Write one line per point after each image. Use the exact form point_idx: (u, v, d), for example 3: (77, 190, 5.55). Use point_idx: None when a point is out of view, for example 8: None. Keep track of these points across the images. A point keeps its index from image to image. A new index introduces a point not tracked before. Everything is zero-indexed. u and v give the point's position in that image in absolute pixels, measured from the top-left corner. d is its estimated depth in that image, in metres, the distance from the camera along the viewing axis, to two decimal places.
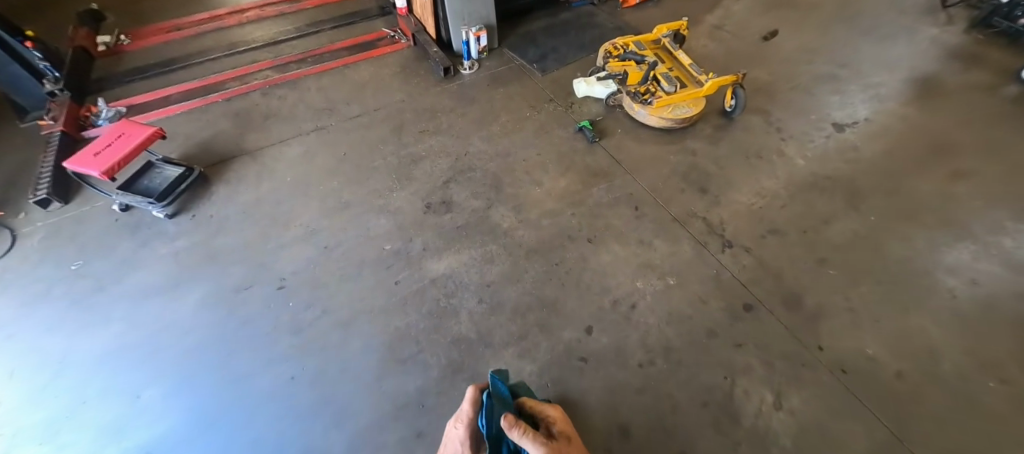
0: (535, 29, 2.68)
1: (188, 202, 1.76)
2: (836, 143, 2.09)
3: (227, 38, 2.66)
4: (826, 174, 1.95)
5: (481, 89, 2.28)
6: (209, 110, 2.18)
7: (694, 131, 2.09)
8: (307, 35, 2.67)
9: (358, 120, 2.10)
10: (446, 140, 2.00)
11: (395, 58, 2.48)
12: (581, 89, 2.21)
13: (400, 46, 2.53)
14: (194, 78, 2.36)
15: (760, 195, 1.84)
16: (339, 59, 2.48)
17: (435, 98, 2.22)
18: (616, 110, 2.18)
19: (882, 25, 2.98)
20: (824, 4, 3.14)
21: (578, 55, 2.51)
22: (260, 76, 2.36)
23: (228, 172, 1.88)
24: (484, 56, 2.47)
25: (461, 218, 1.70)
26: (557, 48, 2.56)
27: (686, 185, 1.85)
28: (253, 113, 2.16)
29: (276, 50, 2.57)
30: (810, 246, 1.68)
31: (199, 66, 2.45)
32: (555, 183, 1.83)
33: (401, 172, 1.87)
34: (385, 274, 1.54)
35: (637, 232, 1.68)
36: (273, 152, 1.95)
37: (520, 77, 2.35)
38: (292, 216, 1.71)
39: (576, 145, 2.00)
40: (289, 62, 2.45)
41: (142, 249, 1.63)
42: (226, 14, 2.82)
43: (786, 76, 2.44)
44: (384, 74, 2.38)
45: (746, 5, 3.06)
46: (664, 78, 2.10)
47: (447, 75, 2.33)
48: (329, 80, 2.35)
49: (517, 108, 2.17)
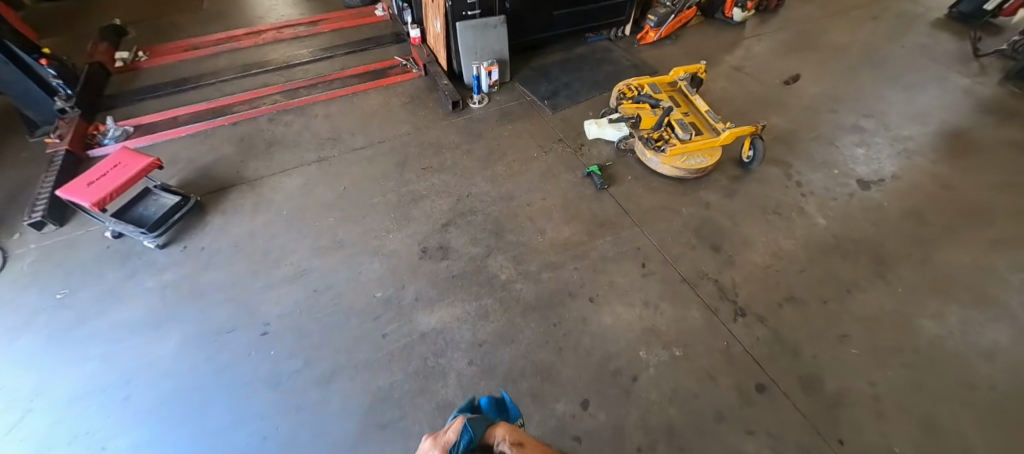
0: (549, 64, 2.63)
1: (181, 232, 1.71)
2: (861, 201, 1.97)
3: (242, 59, 2.67)
4: (849, 236, 1.83)
5: (489, 124, 2.22)
6: (214, 133, 2.16)
7: (709, 182, 1.99)
8: (319, 60, 2.67)
9: (361, 152, 2.05)
10: (450, 178, 1.94)
11: (404, 87, 2.45)
12: (591, 131, 2.12)
13: (411, 76, 2.50)
14: (204, 99, 2.36)
15: (777, 256, 1.72)
16: (348, 86, 2.45)
17: (442, 132, 2.17)
18: (628, 154, 2.10)
19: (911, 73, 2.86)
20: (849, 48, 3.04)
21: (592, 93, 2.44)
22: (269, 101, 2.34)
23: (224, 201, 1.83)
24: (495, 90, 2.42)
25: (458, 266, 1.62)
26: (570, 84, 2.50)
27: (697, 241, 1.75)
28: (257, 139, 2.12)
29: (287, 73, 2.56)
30: (830, 319, 1.56)
31: (211, 87, 2.44)
32: (559, 232, 1.75)
33: (399, 211, 1.80)
34: (373, 325, 1.46)
35: (643, 292, 1.58)
36: (272, 182, 1.91)
37: (530, 114, 2.29)
38: (284, 254, 1.65)
39: (584, 190, 1.92)
40: (299, 87, 2.43)
41: (128, 282, 1.57)
42: (243, 35, 2.85)
43: (809, 125, 2.34)
44: (392, 104, 2.35)
45: (768, 46, 2.97)
46: (678, 124, 2.02)
47: (456, 108, 2.28)
48: (337, 108, 2.32)
49: (525, 147, 2.10)
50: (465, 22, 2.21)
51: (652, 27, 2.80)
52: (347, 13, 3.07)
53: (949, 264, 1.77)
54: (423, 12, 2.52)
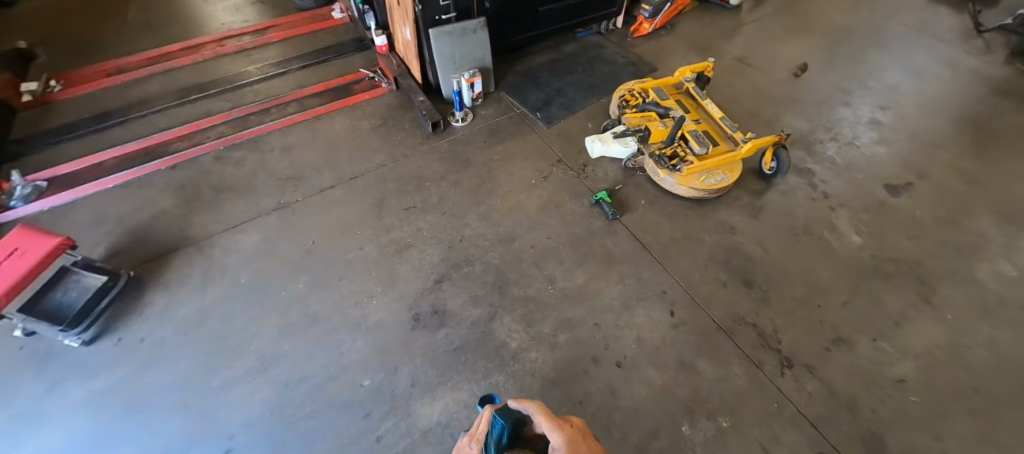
0: (536, 67, 2.34)
1: (114, 320, 1.40)
2: (893, 211, 1.79)
3: (178, 80, 2.28)
4: (887, 255, 1.65)
5: (477, 146, 1.93)
6: (151, 181, 1.81)
7: (730, 201, 1.77)
8: (271, 77, 2.30)
9: (330, 194, 1.75)
10: (438, 219, 1.66)
11: (374, 106, 2.13)
12: (594, 149, 1.85)
13: (380, 92, 2.17)
14: (136, 136, 1.99)
15: (816, 288, 1.53)
16: (308, 109, 2.11)
17: (423, 160, 1.87)
18: (637, 172, 1.86)
19: (918, 55, 2.68)
20: (852, 29, 2.83)
21: (588, 99, 2.17)
22: (214, 134, 2.00)
23: (167, 272, 1.52)
24: (479, 104, 2.12)
25: (459, 335, 1.37)
26: (563, 90, 2.22)
27: (728, 276, 1.54)
28: (203, 185, 1.79)
29: (233, 96, 2.19)
30: (882, 361, 1.39)
31: (143, 121, 2.07)
32: (572, 279, 1.51)
33: (381, 268, 1.52)
34: (362, 426, 1.19)
35: (675, 348, 1.37)
36: (225, 242, 1.60)
37: (523, 130, 2.01)
38: (245, 338, 1.36)
39: (594, 222, 1.68)
40: (249, 114, 2.08)
41: (47, 395, 1.24)
42: (178, 51, 2.45)
43: (824, 124, 2.15)
44: (361, 128, 2.03)
45: (769, 31, 2.74)
46: (693, 136, 1.78)
47: (436, 129, 1.98)
48: (296, 137, 1.98)
49: (520, 172, 1.83)
50: (439, 28, 1.89)
51: (646, 18, 2.53)
52: (300, 17, 2.69)
53: (996, 279, 1.61)
54: (389, 16, 2.18)
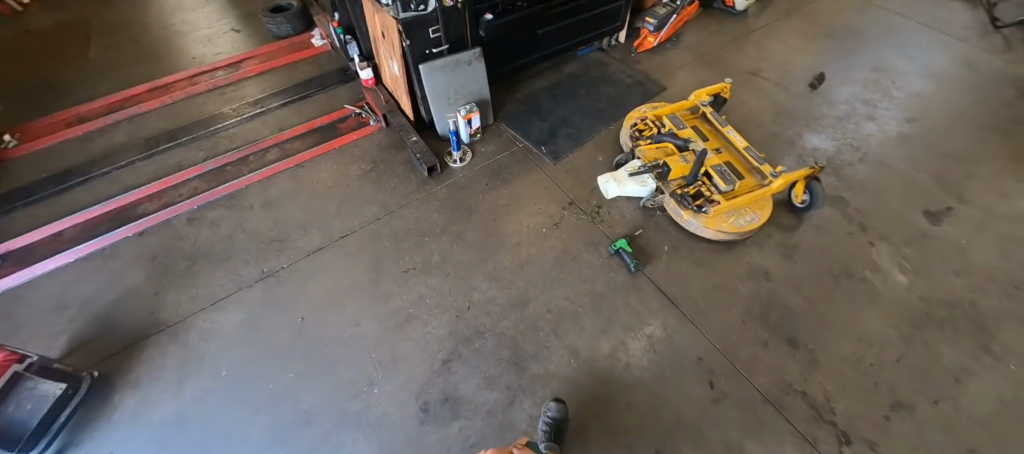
0: (537, 93, 2.16)
1: (78, 431, 1.23)
2: (937, 242, 1.64)
3: (146, 127, 2.09)
4: (937, 296, 1.50)
5: (479, 190, 1.76)
6: (119, 253, 1.64)
7: (761, 241, 1.61)
8: (248, 118, 2.11)
9: (320, 258, 1.58)
10: (442, 282, 1.50)
11: (363, 148, 1.95)
12: (610, 189, 1.68)
13: (368, 130, 2.00)
14: (102, 199, 1.81)
15: (866, 342, 1.38)
16: (289, 156, 1.93)
17: (420, 210, 1.69)
18: (656, 212, 1.69)
19: (938, 55, 2.52)
20: (865, 30, 2.68)
21: (596, 127, 2.00)
22: (187, 190, 1.82)
23: (139, 366, 1.35)
24: (478, 139, 1.95)
25: (474, 427, 1.20)
26: (568, 118, 2.05)
27: (768, 334, 1.38)
28: (177, 255, 1.62)
29: (207, 143, 2.00)
30: (951, 429, 1.23)
31: (108, 180, 1.89)
32: (596, 348, 1.35)
33: (381, 348, 1.36)
34: None
35: (719, 428, 1.21)
36: (204, 324, 1.43)
37: (527, 167, 1.84)
38: (231, 446, 1.19)
39: (614, 276, 1.51)
40: (226, 164, 1.90)
41: None
42: (145, 92, 2.27)
43: (849, 143, 2.00)
44: (349, 174, 1.85)
45: (780, 37, 2.58)
46: (717, 171, 1.62)
47: (433, 172, 1.80)
48: (278, 189, 1.80)
49: (529, 220, 1.66)
50: (430, 63, 1.69)
51: (651, 31, 2.36)
52: (277, 47, 2.51)
53: None
54: (374, 46, 1.98)
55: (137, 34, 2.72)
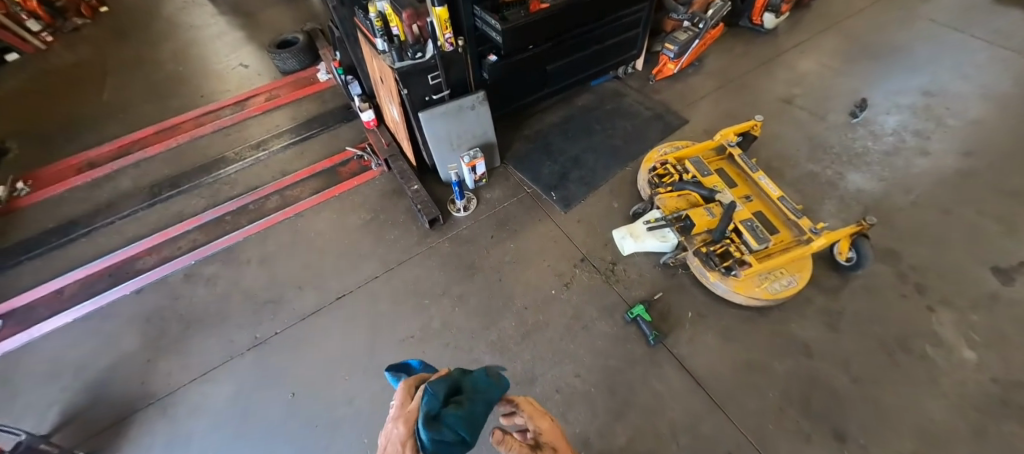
0: (547, 129, 2.03)
1: None
2: (1012, 308, 1.41)
3: (150, 173, 2.07)
4: (1016, 377, 1.27)
5: (483, 243, 1.64)
6: (115, 313, 1.59)
7: (799, 308, 1.43)
8: (250, 162, 2.06)
9: (314, 322, 1.49)
10: (441, 354, 1.38)
11: (364, 194, 1.86)
12: (627, 245, 1.53)
13: (370, 176, 1.91)
14: (104, 252, 1.78)
15: (929, 438, 1.18)
16: (289, 205, 1.86)
17: (420, 267, 1.59)
18: (678, 270, 1.53)
19: (998, 74, 2.25)
20: (910, 47, 2.43)
21: (610, 169, 1.85)
22: (185, 243, 1.77)
23: (125, 446, 1.29)
24: (484, 184, 1.83)
25: None
26: (581, 158, 1.90)
27: (810, 426, 1.20)
28: (170, 316, 1.56)
29: (207, 190, 1.95)
30: None
31: (111, 231, 1.87)
32: (610, 438, 1.20)
33: (375, 433, 1.25)
34: None
35: None
36: (192, 398, 1.36)
37: (535, 217, 1.71)
38: None
39: (631, 348, 1.36)
40: (224, 214, 1.85)
41: None
42: (152, 134, 2.27)
43: (898, 182, 1.78)
44: (348, 225, 1.76)
45: (814, 57, 2.37)
46: (747, 227, 1.45)
47: (435, 224, 1.69)
48: (275, 242, 1.73)
49: (537, 279, 1.53)
50: (430, 110, 1.58)
51: (671, 58, 2.17)
52: (281, 84, 2.48)
53: None
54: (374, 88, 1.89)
55: (149, 72, 2.75)
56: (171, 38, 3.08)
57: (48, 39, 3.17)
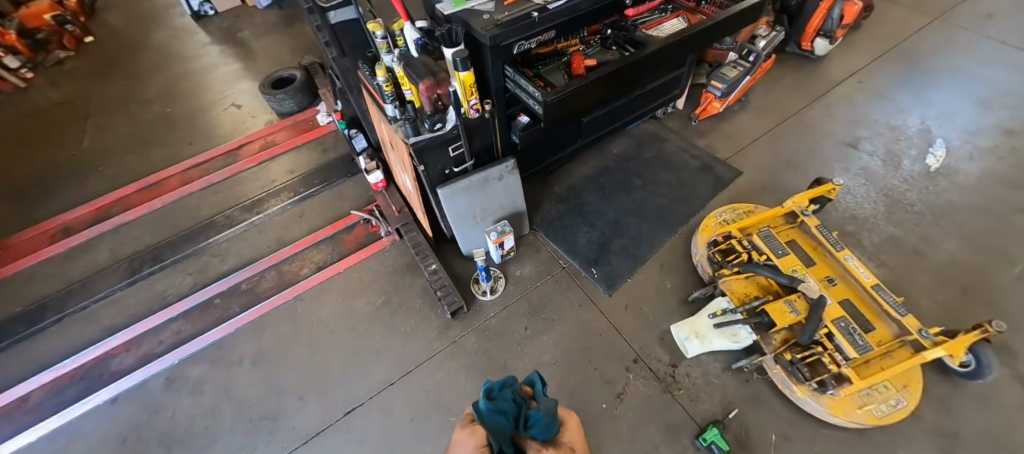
0: (580, 184, 1.77)
1: None
2: None
3: (134, 242, 1.86)
4: None
5: (513, 337, 1.40)
6: (87, 429, 1.38)
7: (906, 427, 1.18)
8: (242, 227, 1.83)
9: (318, 445, 1.25)
10: None
11: (374, 271, 1.62)
12: (692, 347, 1.28)
13: (379, 247, 1.67)
14: (81, 348, 1.58)
15: None
16: (287, 285, 1.63)
17: (440, 370, 1.35)
18: (754, 374, 1.27)
19: None
20: (979, 73, 2.16)
21: (657, 235, 1.60)
22: (171, 336, 1.56)
23: None
24: (512, 257, 1.58)
25: None
26: (621, 221, 1.65)
27: None
28: (148, 435, 1.35)
29: (195, 264, 1.74)
30: None
31: (87, 317, 1.67)
32: None
33: None
34: None
35: None
36: None
37: (574, 301, 1.46)
38: None
39: None
40: (215, 296, 1.63)
41: None
42: (135, 192, 2.05)
43: (996, 249, 1.52)
44: (355, 311, 1.53)
45: (874, 89, 2.10)
46: (840, 327, 1.19)
47: (458, 312, 1.45)
48: (272, 335, 1.52)
49: (582, 385, 1.28)
50: (451, 185, 1.32)
51: (718, 97, 1.89)
52: (276, 128, 2.24)
53: None
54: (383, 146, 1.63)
55: (133, 113, 2.51)
56: (158, 72, 2.83)
57: (28, 75, 2.95)
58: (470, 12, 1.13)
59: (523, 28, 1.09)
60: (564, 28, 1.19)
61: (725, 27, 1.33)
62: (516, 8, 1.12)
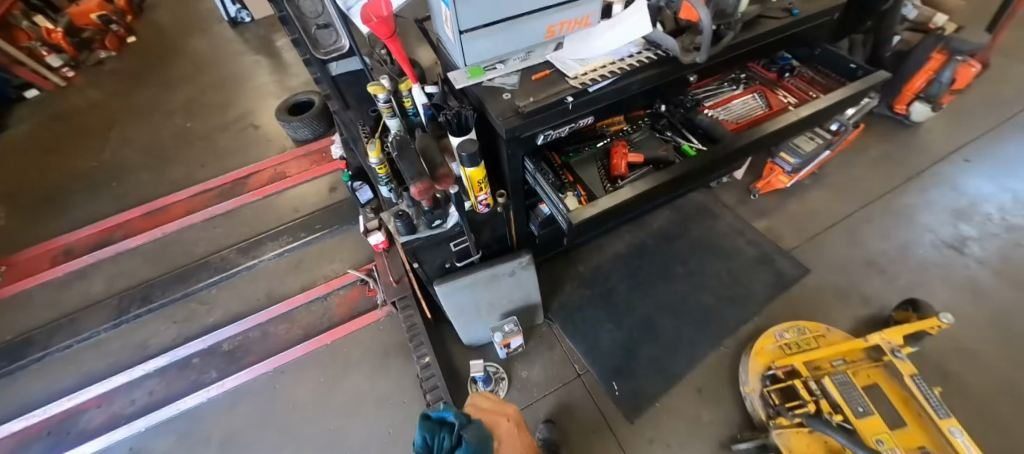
0: (609, 265, 1.52)
1: None
2: None
3: (128, 276, 1.77)
4: None
5: None
6: None
7: None
8: (235, 273, 1.70)
9: None
10: None
11: (364, 348, 1.46)
12: None
13: (372, 319, 1.51)
14: (55, 394, 1.50)
15: None
16: (273, 353, 1.49)
17: None
18: None
19: None
20: None
21: (698, 346, 1.32)
22: (145, 396, 1.45)
23: None
24: (519, 353, 1.36)
25: None
26: (654, 321, 1.38)
27: None
28: None
29: (184, 313, 1.64)
30: None
31: (68, 358, 1.59)
32: None
33: None
34: None
35: None
36: None
37: (586, 425, 1.21)
38: None
39: None
40: (197, 355, 1.52)
41: None
42: (141, 216, 1.97)
43: None
44: (337, 396, 1.37)
45: (986, 171, 1.71)
46: None
47: None
48: (245, 413, 1.37)
49: None
50: (451, 283, 1.10)
51: (787, 172, 1.55)
52: (287, 157, 2.11)
53: None
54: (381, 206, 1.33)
55: (155, 126, 2.47)
56: (186, 81, 2.79)
57: (69, 74, 2.98)
58: (489, 89, 0.91)
59: (552, 116, 0.85)
60: (607, 112, 0.93)
61: (827, 115, 0.98)
62: (546, 89, 0.87)
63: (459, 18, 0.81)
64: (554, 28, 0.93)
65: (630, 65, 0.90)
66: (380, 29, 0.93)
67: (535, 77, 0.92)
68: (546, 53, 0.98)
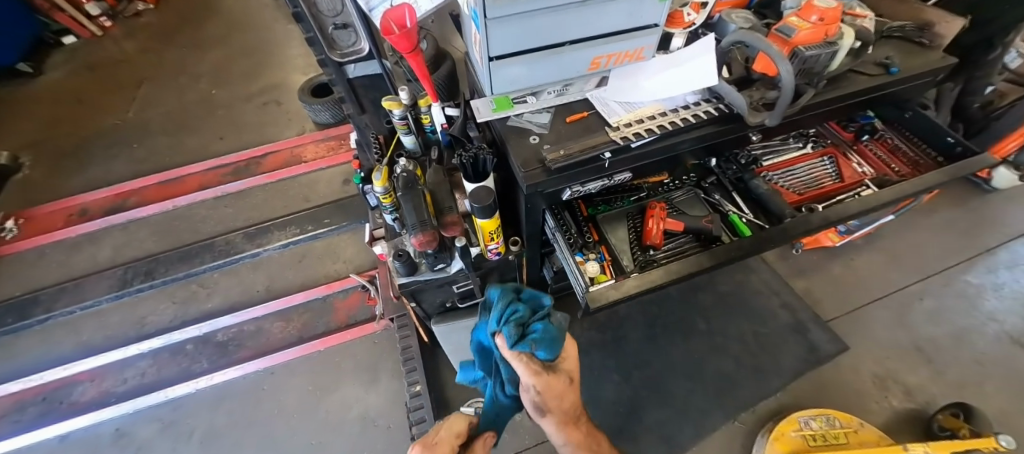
0: (624, 309, 1.40)
1: None
2: None
3: (136, 246, 1.76)
4: None
5: None
6: None
7: None
8: (237, 260, 1.64)
9: None
10: None
11: (357, 361, 1.40)
12: None
13: (369, 331, 1.45)
14: (53, 360, 1.50)
15: None
16: (264, 351, 1.44)
17: None
18: None
19: None
20: None
21: (710, 416, 1.20)
22: (137, 376, 1.44)
23: None
24: None
25: None
26: (665, 380, 1.26)
27: None
28: None
29: (185, 293, 1.62)
30: None
31: (69, 324, 1.58)
32: None
33: None
34: None
35: None
36: None
37: None
38: None
39: None
40: (192, 340, 1.49)
41: None
42: (156, 185, 1.95)
43: None
44: (322, 409, 1.32)
45: None
46: None
47: None
48: (230, 411, 1.34)
49: None
50: (448, 323, 1.03)
51: (839, 232, 1.38)
52: (305, 140, 2.05)
53: None
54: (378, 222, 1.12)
55: (181, 89, 2.43)
56: (216, 44, 2.72)
57: (106, 24, 2.97)
58: (515, 128, 0.79)
59: (583, 173, 0.73)
60: (649, 169, 0.80)
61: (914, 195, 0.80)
62: (580, 138, 0.75)
63: (490, 42, 0.68)
64: (600, 61, 0.79)
65: (684, 118, 0.76)
66: (402, 42, 0.79)
67: (570, 119, 0.80)
68: (586, 89, 0.85)
